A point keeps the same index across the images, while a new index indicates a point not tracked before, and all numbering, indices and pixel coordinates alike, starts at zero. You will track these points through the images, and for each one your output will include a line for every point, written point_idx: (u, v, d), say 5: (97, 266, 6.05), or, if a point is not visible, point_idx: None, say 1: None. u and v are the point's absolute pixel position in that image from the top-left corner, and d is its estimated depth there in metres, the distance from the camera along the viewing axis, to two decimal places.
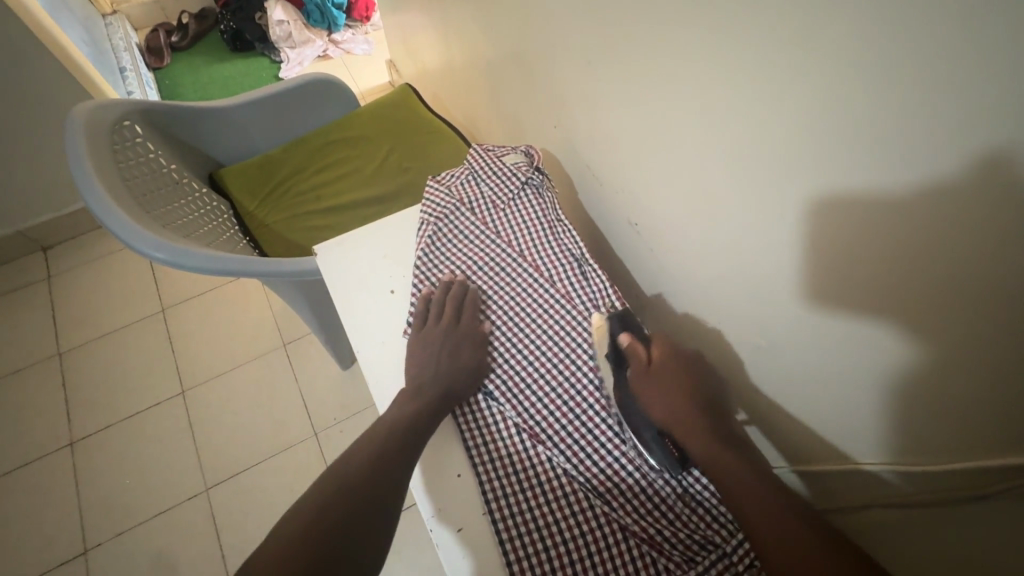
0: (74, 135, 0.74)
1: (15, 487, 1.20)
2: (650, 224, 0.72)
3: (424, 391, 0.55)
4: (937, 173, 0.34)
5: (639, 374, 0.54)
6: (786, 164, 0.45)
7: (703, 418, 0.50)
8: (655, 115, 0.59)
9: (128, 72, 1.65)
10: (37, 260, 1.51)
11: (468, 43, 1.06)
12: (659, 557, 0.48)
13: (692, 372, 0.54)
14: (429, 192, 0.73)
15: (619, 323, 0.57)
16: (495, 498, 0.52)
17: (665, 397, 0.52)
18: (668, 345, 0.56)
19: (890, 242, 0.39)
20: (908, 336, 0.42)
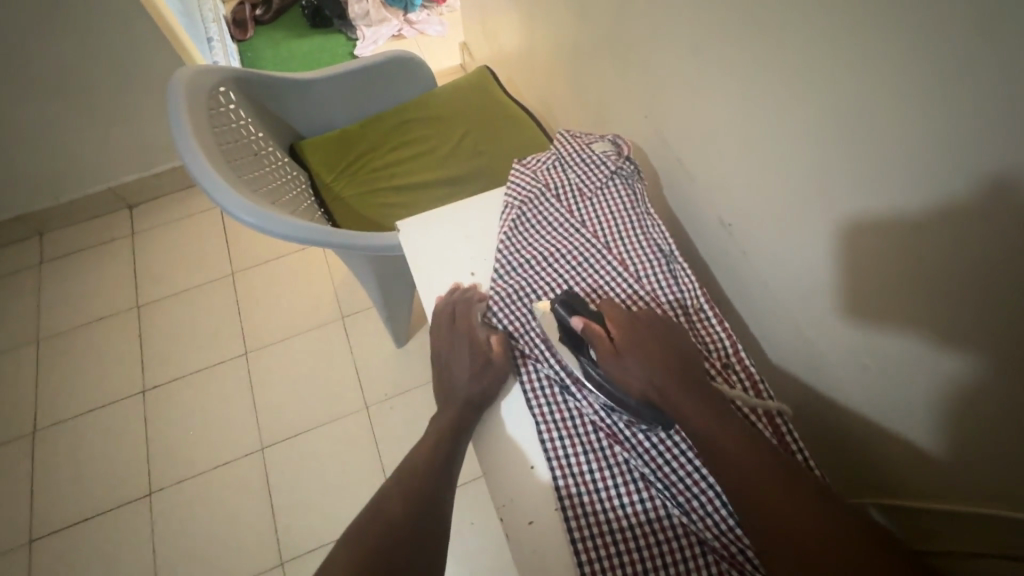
0: (176, 98, 0.77)
1: (91, 427, 1.28)
2: (753, 225, 0.68)
3: (464, 409, 0.55)
4: None
5: (606, 358, 0.52)
6: (962, 166, 0.40)
7: (677, 383, 0.51)
8: (783, 106, 0.55)
9: (215, 42, 1.71)
10: (122, 216, 1.60)
11: (555, 28, 1.04)
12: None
13: (651, 336, 0.53)
14: (515, 175, 0.71)
15: (567, 307, 0.55)
16: (569, 496, 0.51)
17: (636, 373, 0.51)
18: (618, 315, 0.55)
19: None
20: None
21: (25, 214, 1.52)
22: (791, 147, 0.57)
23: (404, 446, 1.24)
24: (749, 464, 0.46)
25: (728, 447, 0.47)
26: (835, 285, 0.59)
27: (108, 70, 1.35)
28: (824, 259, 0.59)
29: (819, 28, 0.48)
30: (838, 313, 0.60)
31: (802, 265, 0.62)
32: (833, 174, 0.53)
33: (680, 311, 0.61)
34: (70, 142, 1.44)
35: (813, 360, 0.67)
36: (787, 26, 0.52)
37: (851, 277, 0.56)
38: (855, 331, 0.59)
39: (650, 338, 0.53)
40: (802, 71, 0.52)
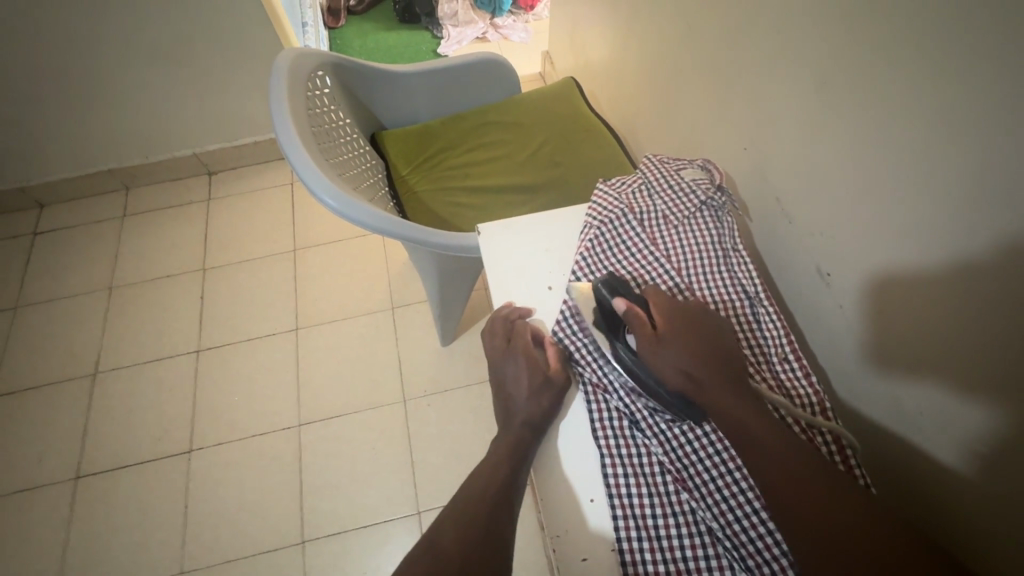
0: (279, 76, 0.79)
1: (146, 377, 1.34)
2: (855, 280, 0.63)
3: (525, 431, 0.53)
4: None
5: (646, 342, 0.51)
6: None
7: (717, 378, 0.49)
8: (917, 158, 0.51)
9: (309, 28, 1.78)
10: (202, 181, 1.68)
11: (650, 47, 1.01)
12: None
13: (694, 327, 0.52)
14: (597, 194, 0.68)
15: (608, 287, 0.55)
16: (628, 539, 0.49)
17: (675, 363, 0.50)
18: (663, 301, 0.54)
19: None
20: None
21: (116, 168, 1.62)
22: (922, 204, 0.52)
23: (436, 446, 1.23)
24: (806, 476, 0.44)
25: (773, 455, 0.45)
26: (952, 365, 0.53)
27: (212, 46, 1.42)
28: (945, 333, 0.53)
29: (994, 84, 0.43)
30: (951, 395, 0.54)
31: (914, 333, 0.57)
32: (976, 243, 0.47)
33: (763, 359, 0.58)
34: (167, 107, 1.52)
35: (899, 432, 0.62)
36: (949, 75, 0.47)
37: (976, 358, 0.50)
38: (968, 419, 0.52)
39: (694, 328, 0.51)
40: (952, 126, 0.47)
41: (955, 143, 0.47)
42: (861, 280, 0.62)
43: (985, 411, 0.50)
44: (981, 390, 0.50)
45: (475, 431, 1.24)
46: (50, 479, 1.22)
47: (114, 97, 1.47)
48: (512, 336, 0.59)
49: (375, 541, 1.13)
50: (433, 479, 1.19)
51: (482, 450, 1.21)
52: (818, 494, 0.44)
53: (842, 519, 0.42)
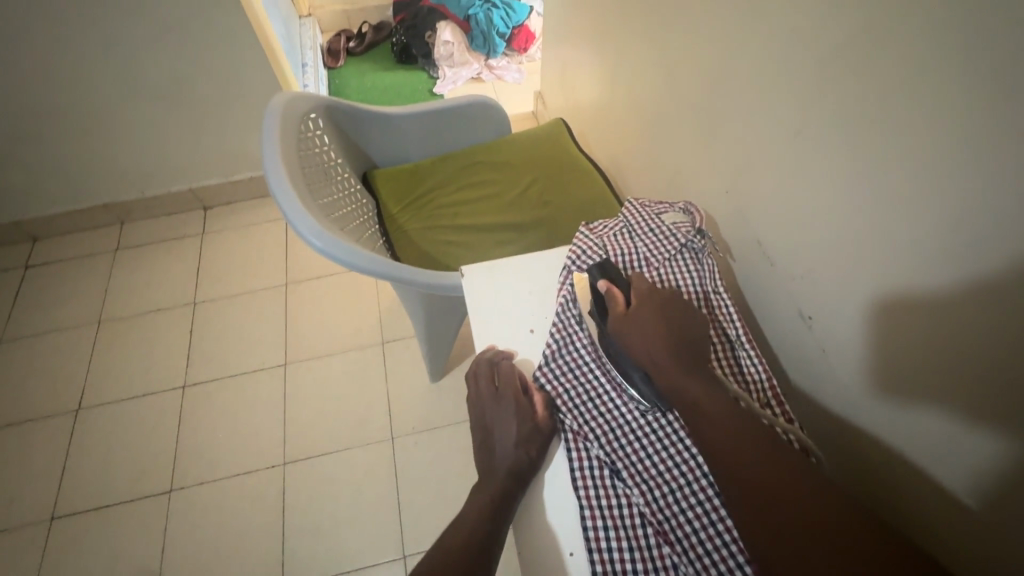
0: (271, 119, 0.81)
1: (129, 413, 1.32)
2: (834, 323, 0.64)
3: (508, 480, 0.52)
4: None
5: (617, 317, 0.56)
6: None
7: (676, 361, 0.53)
8: (887, 207, 0.53)
9: (308, 68, 1.83)
10: (197, 215, 1.70)
11: (636, 91, 1.05)
12: None
13: (663, 315, 0.56)
14: (579, 238, 0.69)
15: (598, 272, 0.61)
16: None
17: (639, 338, 0.54)
18: (643, 288, 0.58)
19: None
20: None
21: (112, 203, 1.64)
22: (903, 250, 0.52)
23: (424, 485, 1.20)
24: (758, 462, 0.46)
25: (724, 434, 0.48)
26: (941, 411, 0.52)
27: (214, 86, 1.46)
28: (925, 377, 0.53)
29: (956, 139, 0.45)
30: (943, 442, 0.53)
31: (901, 378, 0.56)
32: (958, 290, 0.48)
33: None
34: (166, 143, 1.55)
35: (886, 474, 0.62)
36: (918, 128, 0.48)
37: (964, 405, 0.50)
38: (962, 467, 0.52)
39: (667, 314, 0.56)
40: (916, 176, 0.49)
41: (929, 193, 0.48)
42: (845, 323, 0.62)
43: (978, 459, 0.50)
44: (973, 438, 0.50)
45: (464, 470, 1.21)
46: (23, 520, 1.18)
47: (115, 134, 1.50)
48: (499, 379, 0.58)
49: None
50: (420, 521, 1.16)
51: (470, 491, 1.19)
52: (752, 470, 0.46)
53: (782, 489, 0.44)
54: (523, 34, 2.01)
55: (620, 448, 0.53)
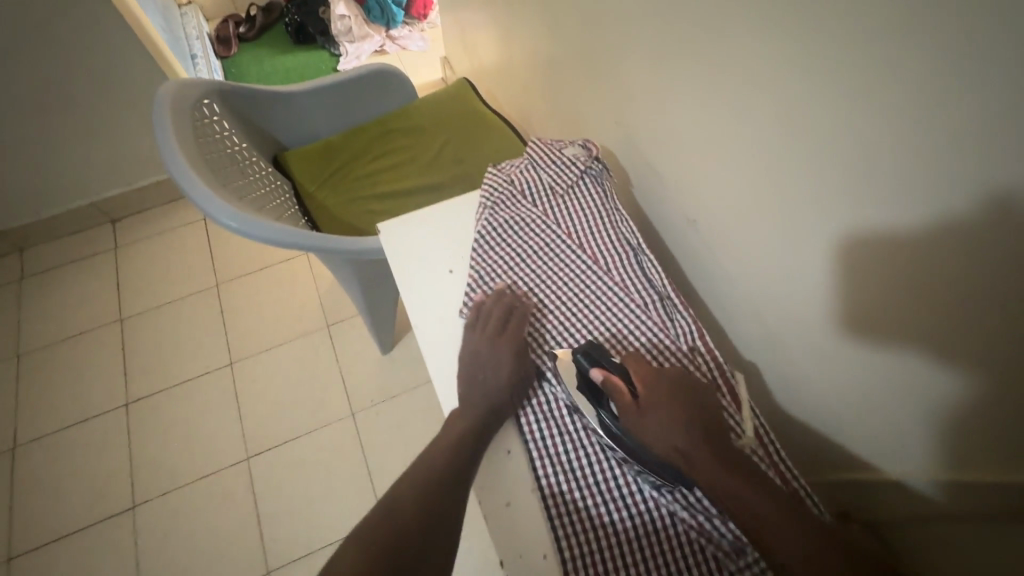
0: (161, 107, 0.79)
1: (73, 440, 1.27)
2: (711, 218, 0.69)
3: (483, 366, 0.58)
4: (1002, 172, 0.35)
5: (626, 412, 0.50)
6: (861, 154, 0.45)
7: (713, 454, 0.48)
8: (724, 108, 0.58)
9: (198, 59, 1.74)
10: (106, 230, 1.60)
11: (527, 41, 1.08)
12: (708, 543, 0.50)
13: (681, 402, 0.51)
14: (489, 178, 0.74)
15: (587, 359, 0.53)
16: (544, 476, 0.54)
17: (658, 432, 0.49)
18: (643, 371, 0.53)
19: (952, 248, 0.41)
20: (968, 336, 0.43)
21: (6, 230, 1.52)
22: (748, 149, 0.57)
23: (390, 451, 1.25)
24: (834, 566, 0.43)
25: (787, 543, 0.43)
26: (789, 283, 0.60)
27: (94, 89, 1.37)
28: (773, 254, 0.61)
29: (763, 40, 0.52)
30: (793, 310, 0.61)
31: (754, 262, 0.65)
32: (787, 173, 0.53)
33: (659, 300, 0.63)
34: (53, 158, 1.45)
35: (769, 349, 0.70)
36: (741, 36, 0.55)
37: (808, 275, 0.57)
38: (809, 331, 0.60)
39: (674, 397, 0.51)
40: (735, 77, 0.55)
41: (745, 91, 0.54)
42: (718, 218, 0.67)
43: None
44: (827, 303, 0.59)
45: (426, 430, 1.27)
46: None
47: None
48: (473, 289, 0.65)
49: None
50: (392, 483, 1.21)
51: None
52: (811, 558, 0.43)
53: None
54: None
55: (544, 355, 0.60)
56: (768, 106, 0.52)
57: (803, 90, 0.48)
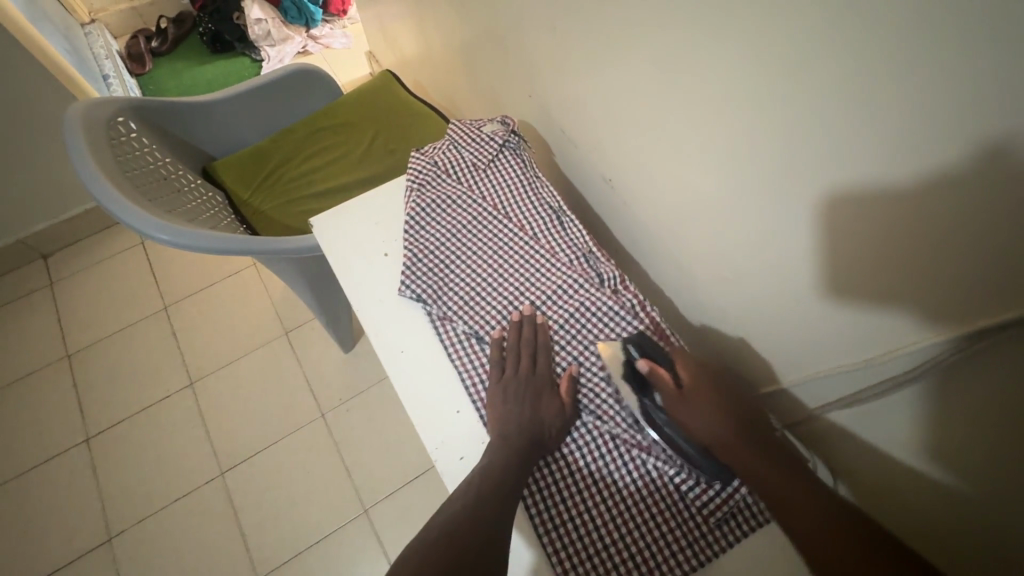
0: (72, 128, 0.78)
1: (35, 484, 1.24)
2: (623, 176, 0.74)
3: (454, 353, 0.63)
4: (836, 90, 0.41)
5: (671, 399, 0.55)
6: (733, 92, 0.50)
7: (743, 441, 0.52)
8: (620, 69, 0.63)
9: (111, 80, 1.68)
10: (38, 267, 1.54)
11: (442, 28, 1.10)
12: (647, 457, 0.56)
13: (721, 395, 0.55)
14: (413, 162, 0.77)
15: (636, 349, 0.58)
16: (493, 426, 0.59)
17: (699, 419, 0.54)
18: (691, 367, 0.57)
19: (811, 166, 0.46)
20: (836, 242, 0.49)
21: None
22: (643, 102, 0.62)
23: (364, 445, 1.27)
24: (790, 493, 0.48)
25: (801, 521, 0.46)
26: (696, 224, 0.65)
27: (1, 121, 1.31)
28: (678, 201, 0.66)
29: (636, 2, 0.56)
30: (702, 251, 0.67)
31: (662, 211, 0.70)
32: (678, 122, 0.58)
33: (584, 251, 0.68)
34: None
35: (686, 290, 0.76)
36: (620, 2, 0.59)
37: (707, 213, 0.62)
38: (718, 266, 0.66)
39: (716, 391, 0.55)
40: (622, 40, 0.60)
41: (633, 50, 0.59)
42: (629, 173, 0.72)
43: None
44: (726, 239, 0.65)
45: (397, 420, 1.30)
46: None
47: None
48: (413, 271, 0.68)
49: (331, 555, 1.15)
50: (370, 475, 1.24)
51: (408, 434, 1.28)
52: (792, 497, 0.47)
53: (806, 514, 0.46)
54: None
55: (481, 318, 0.64)
56: (654, 63, 0.57)
57: (677, 43, 0.53)
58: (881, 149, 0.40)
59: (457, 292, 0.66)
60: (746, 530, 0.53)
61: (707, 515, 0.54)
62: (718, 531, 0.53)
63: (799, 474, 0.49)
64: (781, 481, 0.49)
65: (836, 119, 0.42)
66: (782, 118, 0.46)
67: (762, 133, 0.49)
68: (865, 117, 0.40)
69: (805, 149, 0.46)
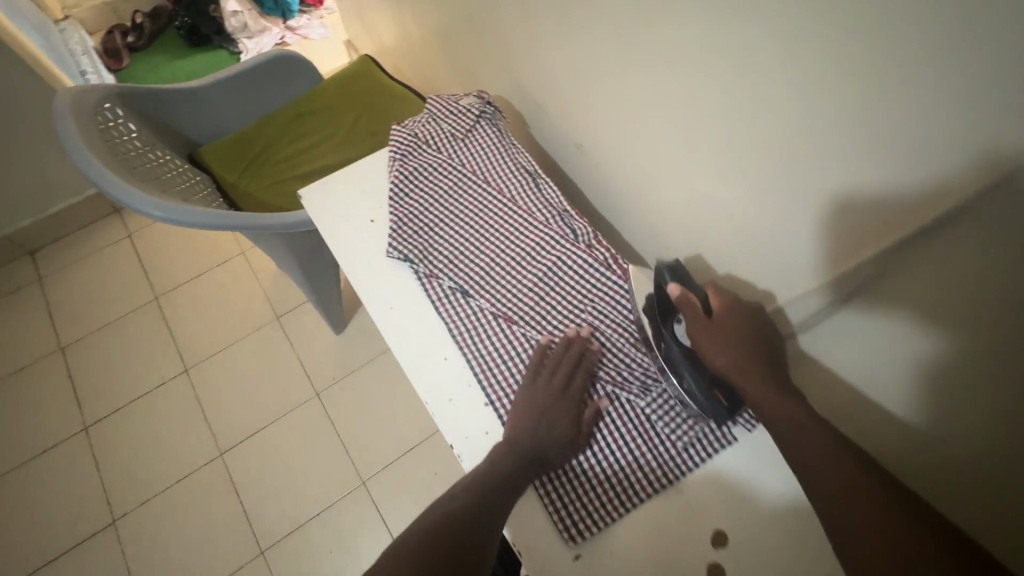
0: (62, 113, 0.81)
1: (36, 472, 1.26)
2: (593, 141, 0.79)
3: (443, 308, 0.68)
4: (773, 38, 0.46)
5: (696, 326, 0.56)
6: (686, 46, 0.54)
7: (757, 370, 0.53)
8: (586, 36, 0.67)
9: (90, 76, 1.68)
10: (26, 263, 1.55)
11: (418, 11, 1.14)
12: (621, 391, 0.62)
13: (747, 330, 0.56)
14: (395, 135, 0.81)
15: (671, 274, 0.59)
16: (481, 371, 0.64)
17: (722, 351, 0.55)
18: (724, 301, 0.58)
19: (753, 113, 0.51)
20: (773, 186, 0.54)
21: None
22: (607, 67, 0.67)
23: (358, 421, 1.32)
24: (788, 418, 0.50)
25: (801, 443, 0.49)
26: (657, 182, 0.70)
27: None
28: (642, 160, 0.71)
29: None
30: (662, 209, 0.72)
31: (628, 172, 0.75)
32: (640, 82, 0.63)
33: (559, 210, 0.72)
34: None
35: (652, 249, 0.81)
36: None
37: (666, 170, 0.67)
38: (676, 222, 0.71)
39: (741, 329, 0.56)
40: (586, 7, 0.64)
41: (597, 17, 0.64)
42: (599, 138, 0.77)
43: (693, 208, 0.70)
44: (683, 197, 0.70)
45: (389, 396, 1.35)
46: None
47: None
48: (402, 235, 0.72)
49: (332, 525, 1.20)
50: (365, 449, 1.28)
51: (401, 409, 1.33)
52: (790, 424, 0.50)
53: (801, 437, 0.49)
54: None
55: (465, 274, 0.69)
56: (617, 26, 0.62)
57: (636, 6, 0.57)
58: (809, 88, 0.45)
59: (442, 252, 0.71)
60: (712, 452, 0.59)
61: (675, 441, 0.59)
62: (685, 455, 0.59)
63: (798, 401, 0.51)
64: (775, 404, 0.51)
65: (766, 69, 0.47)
66: (727, 68, 0.51)
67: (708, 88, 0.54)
68: (798, 60, 0.45)
69: (744, 97, 0.51)
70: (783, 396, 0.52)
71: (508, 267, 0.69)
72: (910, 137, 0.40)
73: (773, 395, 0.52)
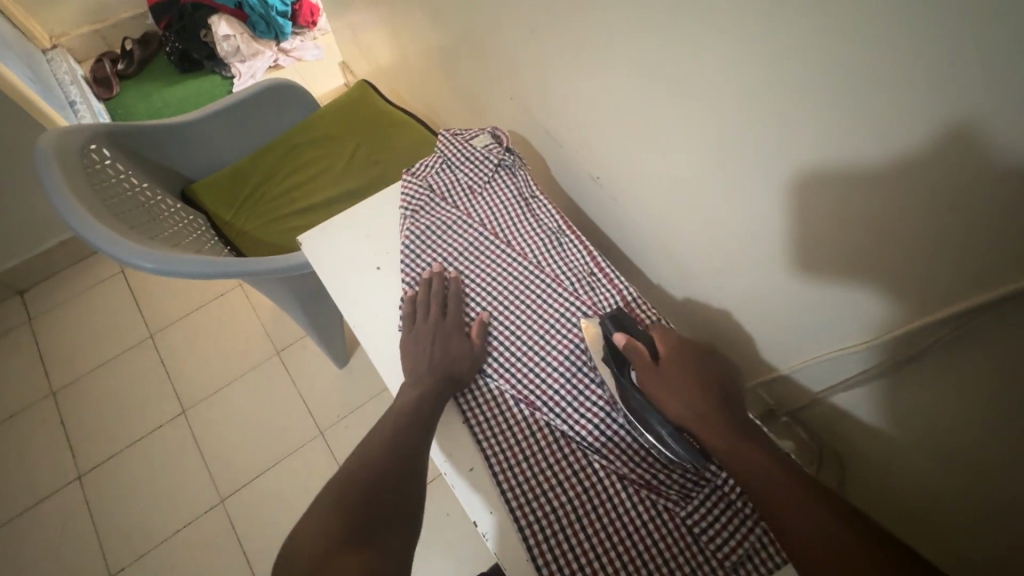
0: (45, 159, 0.76)
1: (28, 527, 1.20)
2: (609, 172, 0.74)
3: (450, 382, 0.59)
4: (807, 80, 0.40)
5: (647, 374, 0.53)
6: (706, 82, 0.49)
7: (728, 435, 0.49)
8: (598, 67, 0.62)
9: (79, 105, 1.63)
10: (15, 304, 1.50)
11: (416, 35, 1.10)
12: (657, 498, 0.53)
13: (694, 373, 0.53)
14: (407, 184, 0.76)
15: (613, 323, 0.56)
16: (500, 470, 0.56)
17: (682, 404, 0.51)
18: (670, 346, 0.55)
19: (789, 155, 0.46)
20: (820, 233, 0.48)
21: None
22: (621, 102, 0.62)
23: None
24: (828, 535, 0.41)
25: (824, 551, 0.41)
26: (684, 220, 0.65)
27: None
28: (665, 196, 0.66)
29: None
30: (691, 245, 0.67)
31: (649, 207, 0.70)
32: (657, 118, 0.58)
33: (585, 274, 0.66)
34: None
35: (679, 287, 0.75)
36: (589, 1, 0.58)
37: (693, 208, 0.62)
38: (707, 260, 0.66)
39: (695, 378, 0.53)
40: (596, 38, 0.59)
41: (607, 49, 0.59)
42: (615, 171, 0.72)
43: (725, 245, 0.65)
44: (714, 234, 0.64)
45: None
46: None
47: None
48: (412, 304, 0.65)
49: None
50: None
51: None
52: (828, 541, 0.41)
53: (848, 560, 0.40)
54: (306, 8, 1.95)
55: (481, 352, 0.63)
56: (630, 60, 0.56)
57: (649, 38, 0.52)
58: (853, 133, 0.40)
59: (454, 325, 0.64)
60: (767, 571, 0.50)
61: (721, 560, 0.51)
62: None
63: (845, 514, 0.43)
64: (818, 515, 0.43)
65: (802, 111, 0.42)
66: (755, 107, 0.46)
67: (734, 128, 0.49)
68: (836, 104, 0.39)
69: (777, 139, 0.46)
70: (825, 505, 0.43)
71: (528, 344, 0.63)
72: (986, 189, 0.34)
73: (802, 495, 0.44)
